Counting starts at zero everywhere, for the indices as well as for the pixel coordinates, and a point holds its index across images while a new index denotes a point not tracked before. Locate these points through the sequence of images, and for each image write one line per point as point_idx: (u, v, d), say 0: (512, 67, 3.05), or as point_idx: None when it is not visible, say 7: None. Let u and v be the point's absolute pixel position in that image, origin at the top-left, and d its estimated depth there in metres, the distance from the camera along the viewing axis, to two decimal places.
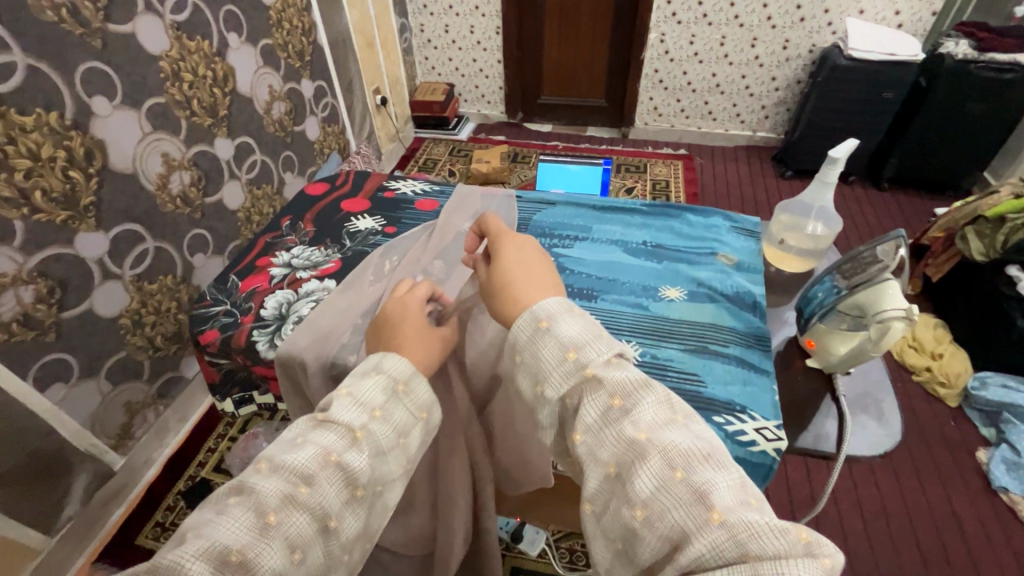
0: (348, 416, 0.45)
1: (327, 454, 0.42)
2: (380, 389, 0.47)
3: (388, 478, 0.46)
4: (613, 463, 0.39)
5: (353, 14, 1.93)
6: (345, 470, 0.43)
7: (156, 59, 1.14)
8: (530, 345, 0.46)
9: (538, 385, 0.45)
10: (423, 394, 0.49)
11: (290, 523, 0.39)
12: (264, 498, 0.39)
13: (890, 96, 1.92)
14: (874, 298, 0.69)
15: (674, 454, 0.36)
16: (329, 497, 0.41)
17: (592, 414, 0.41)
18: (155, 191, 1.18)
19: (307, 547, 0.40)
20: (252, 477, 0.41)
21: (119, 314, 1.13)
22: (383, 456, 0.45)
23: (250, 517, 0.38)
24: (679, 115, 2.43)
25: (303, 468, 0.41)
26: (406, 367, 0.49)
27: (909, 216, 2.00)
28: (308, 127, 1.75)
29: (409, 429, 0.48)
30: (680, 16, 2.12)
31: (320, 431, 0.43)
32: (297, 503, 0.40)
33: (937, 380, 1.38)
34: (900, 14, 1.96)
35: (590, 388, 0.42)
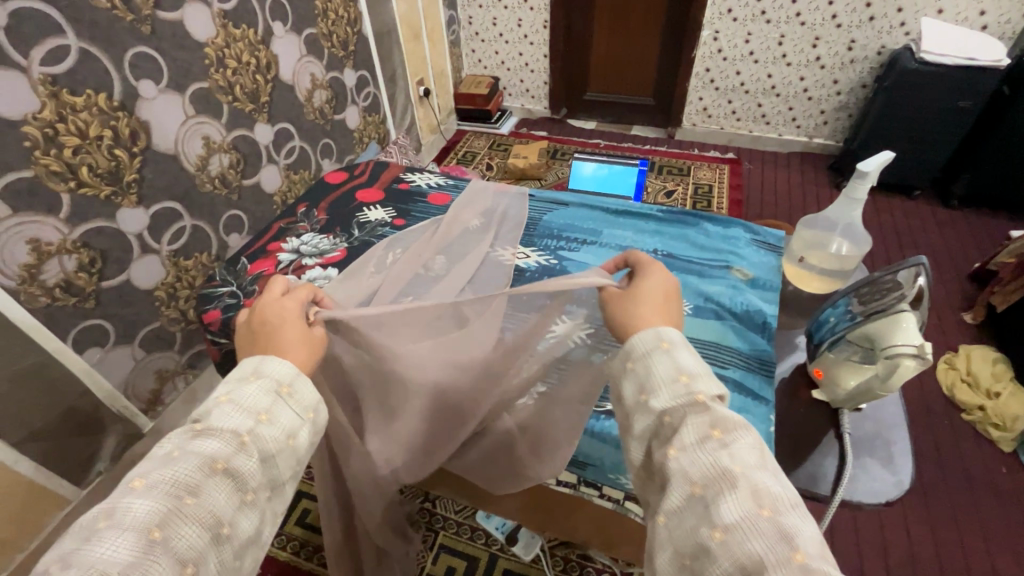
0: (230, 424, 0.44)
1: (214, 462, 0.42)
2: (263, 392, 0.47)
3: (280, 481, 0.47)
4: (697, 484, 0.39)
5: (400, 6, 1.94)
6: (233, 477, 0.43)
7: (202, 47, 1.19)
8: (645, 357, 0.47)
9: (641, 393, 0.46)
10: (308, 394, 0.50)
11: (178, 538, 0.38)
12: (143, 517, 0.38)
13: (966, 106, 1.75)
14: (886, 331, 0.61)
15: (765, 493, 0.36)
16: (218, 505, 0.41)
17: (690, 435, 0.41)
18: (195, 171, 1.24)
19: (202, 560, 0.39)
20: (125, 498, 0.39)
21: (155, 287, 1.20)
22: (273, 459, 0.46)
23: (130, 537, 0.37)
24: (729, 117, 2.32)
25: (186, 478, 0.40)
26: (290, 369, 0.50)
27: (982, 237, 1.82)
28: (348, 116, 1.79)
29: (295, 431, 0.48)
30: (736, 13, 2.02)
31: (201, 439, 0.43)
32: (185, 516, 0.39)
33: (990, 422, 1.25)
34: (986, 14, 1.78)
35: (694, 411, 0.42)
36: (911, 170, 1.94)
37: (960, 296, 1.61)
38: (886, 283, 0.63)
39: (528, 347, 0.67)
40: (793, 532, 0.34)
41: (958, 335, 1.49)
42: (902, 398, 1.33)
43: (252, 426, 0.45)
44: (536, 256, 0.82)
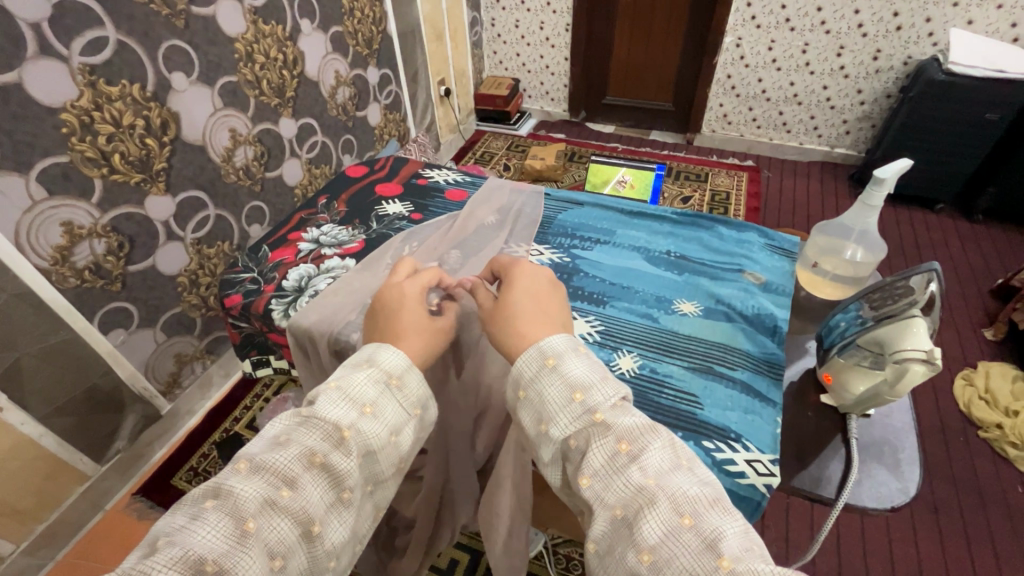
0: (337, 413, 0.46)
1: (311, 455, 0.43)
2: (372, 384, 0.48)
3: (380, 477, 0.48)
4: (619, 508, 0.40)
5: (425, 6, 1.97)
6: (330, 472, 0.43)
7: (232, 42, 1.23)
8: (536, 382, 0.47)
9: (543, 424, 0.46)
10: (416, 388, 0.50)
11: (270, 528, 0.40)
12: (242, 503, 0.39)
13: (993, 118, 1.72)
14: (896, 335, 0.57)
15: (681, 501, 0.37)
16: (313, 499, 0.42)
17: (600, 457, 0.42)
18: (221, 162, 1.27)
19: (289, 554, 0.40)
20: (230, 480, 0.41)
21: (178, 272, 1.24)
22: (372, 455, 0.46)
23: (227, 524, 0.38)
24: (749, 124, 2.30)
25: (285, 469, 0.42)
26: (400, 362, 0.51)
27: (1004, 253, 1.78)
28: (370, 113, 1.82)
29: (398, 426, 0.49)
30: (760, 20, 2.01)
31: (303, 429, 0.44)
32: (277, 507, 0.40)
33: (1007, 440, 1.23)
34: (1017, 26, 1.75)
35: (598, 433, 0.43)
36: (935, 183, 1.91)
37: (980, 312, 1.58)
38: (901, 289, 0.60)
39: None
40: (716, 538, 0.35)
41: (977, 351, 1.47)
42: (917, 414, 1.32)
43: (356, 418, 0.46)
44: (549, 253, 0.82)
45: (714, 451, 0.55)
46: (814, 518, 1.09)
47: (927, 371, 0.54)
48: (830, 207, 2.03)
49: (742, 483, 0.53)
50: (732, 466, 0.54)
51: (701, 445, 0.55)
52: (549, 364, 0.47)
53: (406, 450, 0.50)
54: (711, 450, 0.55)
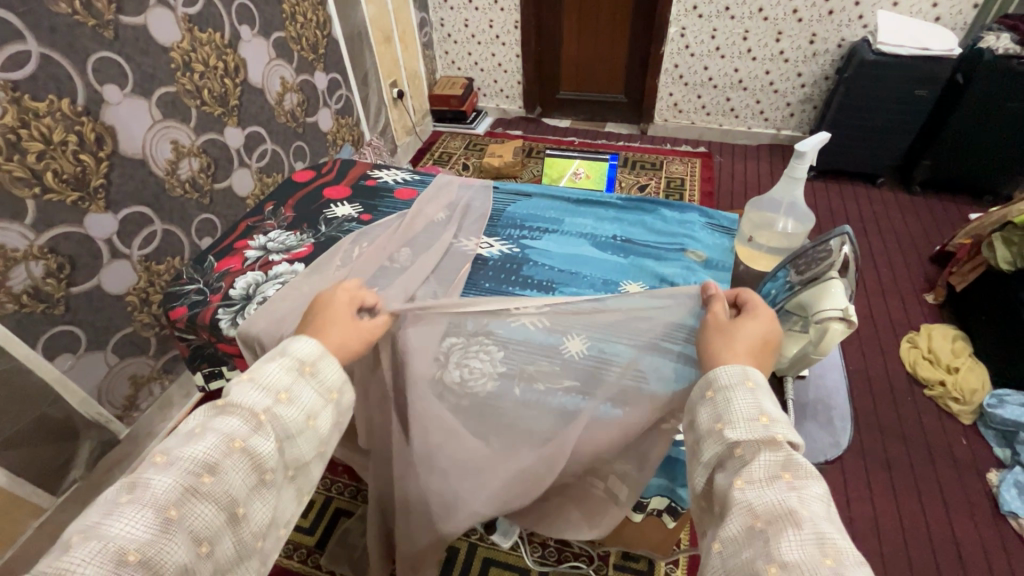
0: (251, 401, 0.46)
1: (230, 440, 0.43)
2: (285, 371, 0.48)
3: (299, 463, 0.48)
4: (759, 519, 0.39)
5: (370, 8, 1.96)
6: (252, 456, 0.43)
7: (167, 51, 1.20)
8: (729, 390, 0.47)
9: (717, 423, 0.46)
10: (331, 374, 0.51)
11: (194, 515, 0.39)
12: (160, 493, 0.39)
13: (922, 94, 1.81)
14: (817, 297, 0.59)
15: (828, 540, 0.36)
16: (235, 483, 0.42)
17: (761, 471, 0.42)
18: (164, 176, 1.24)
19: (215, 539, 0.40)
20: (148, 472, 0.40)
21: (126, 292, 1.20)
22: (292, 439, 0.47)
23: (146, 514, 0.38)
24: (699, 111, 2.37)
25: (204, 458, 0.41)
26: (312, 350, 0.51)
27: (941, 222, 1.88)
28: (321, 118, 1.80)
29: (316, 412, 0.49)
30: (701, 10, 2.06)
31: (222, 416, 0.44)
32: (200, 494, 0.40)
33: (951, 396, 1.30)
34: (938, 6, 1.84)
35: (770, 448, 0.42)
36: (875, 158, 2.00)
37: (922, 278, 1.66)
38: (823, 252, 0.61)
39: (489, 331, 0.67)
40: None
41: (919, 315, 1.55)
42: (868, 378, 1.38)
43: (270, 404, 0.46)
44: (499, 245, 0.83)
45: None
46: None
47: (846, 328, 0.57)
48: (766, 182, 2.14)
49: None
50: None
51: None
52: (751, 386, 0.47)
53: (328, 431, 0.50)
54: None
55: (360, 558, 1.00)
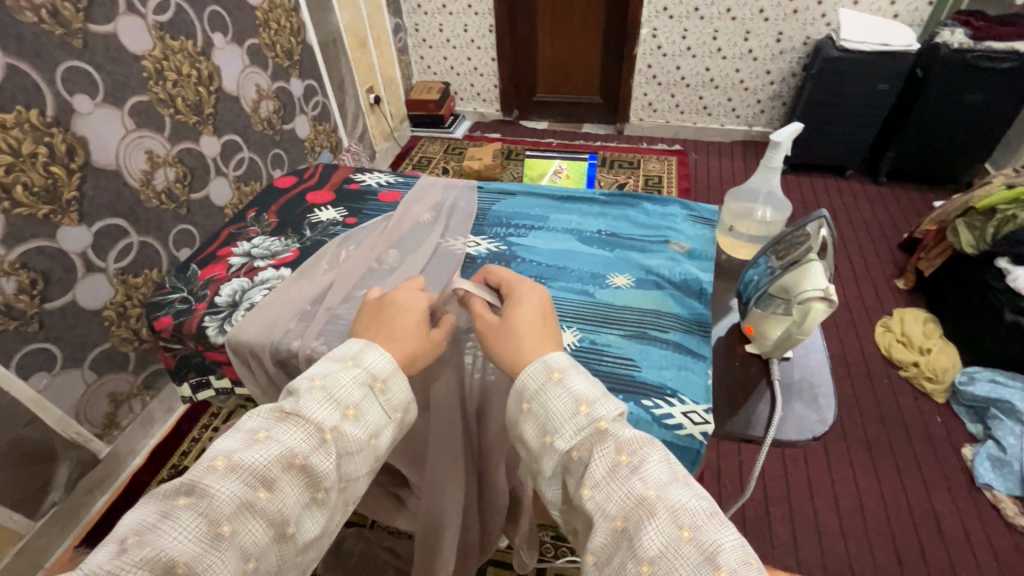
0: (318, 415, 0.45)
1: (292, 456, 0.43)
2: (357, 386, 0.48)
3: (350, 477, 0.47)
4: (619, 518, 0.39)
5: (344, 14, 1.95)
6: (308, 472, 0.43)
7: (139, 59, 1.18)
8: (541, 395, 0.47)
9: (546, 435, 0.46)
10: (399, 393, 0.51)
11: (245, 531, 0.39)
12: (219, 505, 0.39)
13: (884, 88, 1.88)
14: (796, 278, 0.61)
15: (681, 513, 0.38)
16: (289, 500, 0.42)
17: (601, 468, 0.42)
18: (139, 187, 1.21)
19: (262, 556, 0.40)
20: (207, 478, 0.40)
21: (103, 306, 1.17)
22: (349, 456, 0.46)
23: (200, 525, 0.38)
24: (673, 110, 2.41)
25: (264, 471, 0.41)
26: (385, 365, 0.51)
27: (907, 210, 1.96)
28: (298, 125, 1.78)
29: (378, 428, 0.49)
30: (671, 11, 2.11)
31: (286, 428, 0.44)
32: (255, 509, 0.40)
33: (924, 375, 1.35)
34: (895, 4, 1.92)
35: (599, 442, 0.43)
36: (843, 151, 2.07)
37: (892, 265, 1.72)
38: (797, 237, 0.64)
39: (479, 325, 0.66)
40: (715, 550, 0.36)
41: (891, 299, 1.60)
42: (846, 362, 1.43)
43: (338, 421, 0.46)
44: (486, 243, 0.84)
45: (653, 408, 0.59)
46: (767, 484, 1.18)
47: (827, 310, 0.59)
48: (740, 177, 2.19)
49: (681, 434, 0.57)
50: (670, 420, 0.58)
51: (641, 403, 0.59)
52: (556, 379, 0.47)
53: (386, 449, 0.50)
54: (649, 407, 0.58)
55: (356, 566, 0.99)
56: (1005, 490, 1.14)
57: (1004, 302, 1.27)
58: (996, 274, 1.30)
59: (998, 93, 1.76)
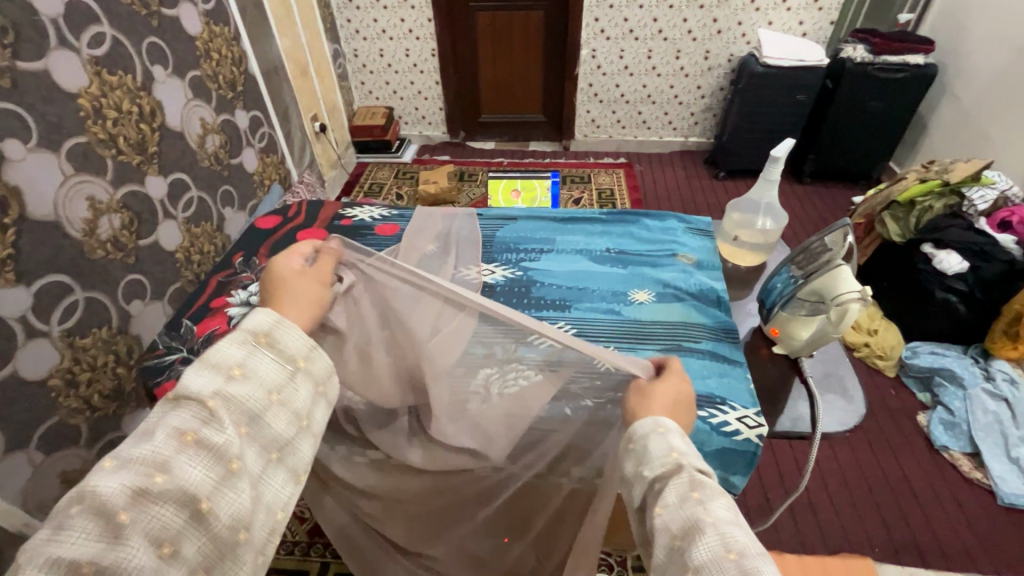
0: (199, 383, 0.42)
1: (182, 434, 0.40)
2: (236, 345, 0.45)
3: (281, 440, 0.45)
4: (678, 536, 0.40)
5: (284, 42, 1.89)
6: (207, 447, 0.40)
7: (74, 98, 1.05)
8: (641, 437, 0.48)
9: (637, 468, 0.47)
10: (290, 340, 0.48)
11: (147, 518, 0.36)
12: (108, 499, 0.36)
13: (803, 99, 2.09)
14: (829, 283, 0.67)
15: (733, 539, 0.38)
16: (193, 478, 0.39)
17: (672, 495, 0.42)
18: (82, 237, 1.07)
19: (179, 539, 0.37)
20: (93, 478, 0.37)
21: (48, 376, 1.00)
22: (259, 419, 0.44)
23: (95, 525, 0.35)
24: (615, 126, 2.53)
25: (154, 456, 0.38)
26: (265, 318, 0.48)
27: (832, 207, 2.17)
28: (245, 159, 1.64)
29: (280, 385, 0.46)
30: (608, 33, 2.22)
31: (171, 410, 0.41)
32: (152, 496, 0.37)
33: (875, 354, 1.48)
34: (804, 24, 2.13)
35: (676, 475, 0.44)
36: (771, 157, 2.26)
37: None
38: (817, 248, 0.71)
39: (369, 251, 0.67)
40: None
41: None
42: None
43: (221, 383, 0.43)
44: (501, 270, 0.84)
45: (709, 418, 0.61)
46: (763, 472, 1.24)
47: (863, 307, 0.65)
48: (686, 185, 2.33)
49: (738, 439, 0.60)
50: (727, 427, 0.60)
51: (696, 414, 0.61)
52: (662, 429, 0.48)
53: (305, 403, 0.47)
54: (706, 417, 0.61)
55: None
56: (959, 448, 1.29)
57: (934, 283, 1.43)
58: (924, 259, 1.45)
59: (898, 100, 2.00)
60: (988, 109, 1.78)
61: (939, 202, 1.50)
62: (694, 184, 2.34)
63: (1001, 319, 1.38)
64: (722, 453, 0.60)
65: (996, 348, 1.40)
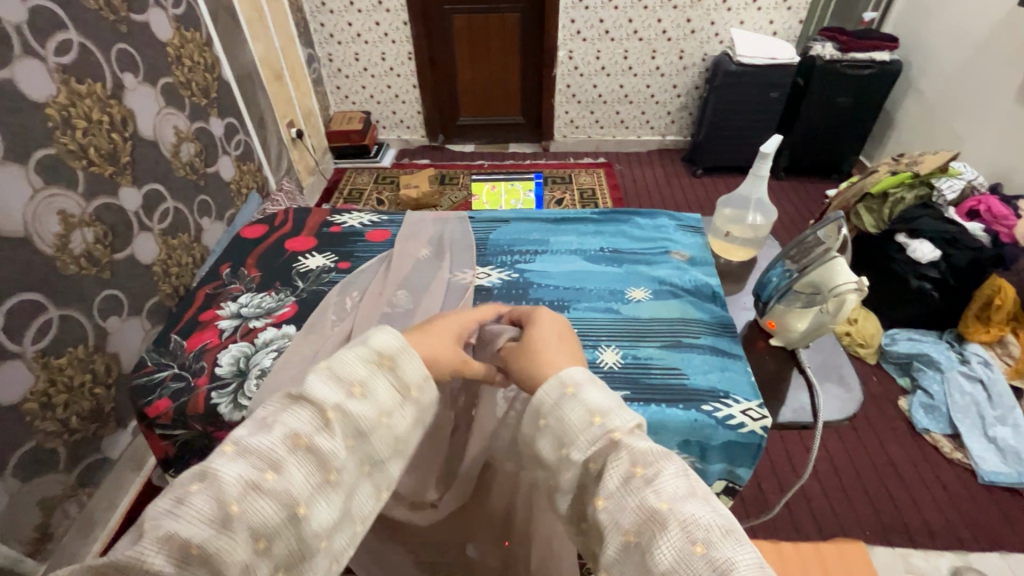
0: (323, 393, 0.39)
1: (296, 436, 0.37)
2: (360, 362, 0.40)
3: (377, 459, 0.40)
4: (630, 531, 0.36)
5: (257, 47, 1.85)
6: (315, 455, 0.37)
7: (41, 107, 1.00)
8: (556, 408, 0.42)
9: (561, 447, 0.41)
10: (413, 370, 0.42)
11: (254, 512, 0.34)
12: (225, 487, 0.34)
13: (776, 96, 2.14)
14: (826, 274, 0.68)
15: (694, 527, 0.33)
16: (297, 483, 0.36)
17: (614, 478, 0.38)
18: (53, 254, 1.01)
19: (272, 536, 0.35)
20: (214, 463, 0.35)
21: (23, 398, 0.95)
22: (365, 437, 0.39)
23: (209, 507, 0.33)
24: (594, 126, 2.55)
25: (268, 451, 0.36)
26: (392, 341, 0.43)
27: (807, 201, 2.23)
28: (222, 167, 1.58)
29: (390, 408, 0.41)
30: (585, 33, 2.24)
31: (287, 410, 0.38)
32: (263, 491, 0.35)
33: (857, 342, 1.52)
34: (774, 23, 2.18)
35: (614, 453, 0.39)
36: (746, 153, 2.31)
37: None
38: (811, 242, 0.74)
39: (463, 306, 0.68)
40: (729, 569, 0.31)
41: None
42: None
43: (342, 398, 0.39)
44: (497, 273, 0.83)
45: (714, 412, 0.62)
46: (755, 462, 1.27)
47: (859, 297, 0.66)
48: (665, 183, 2.37)
49: (743, 432, 0.61)
50: (732, 420, 0.61)
51: (701, 409, 0.62)
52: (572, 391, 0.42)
53: (408, 430, 0.42)
54: (710, 411, 0.62)
55: None
56: (939, 430, 1.33)
57: (908, 271, 1.47)
58: (898, 248, 1.49)
59: (866, 95, 2.07)
60: (952, 103, 1.86)
61: (911, 194, 1.56)
62: (673, 182, 2.38)
63: (973, 304, 1.44)
64: (728, 446, 0.61)
65: (970, 332, 1.45)
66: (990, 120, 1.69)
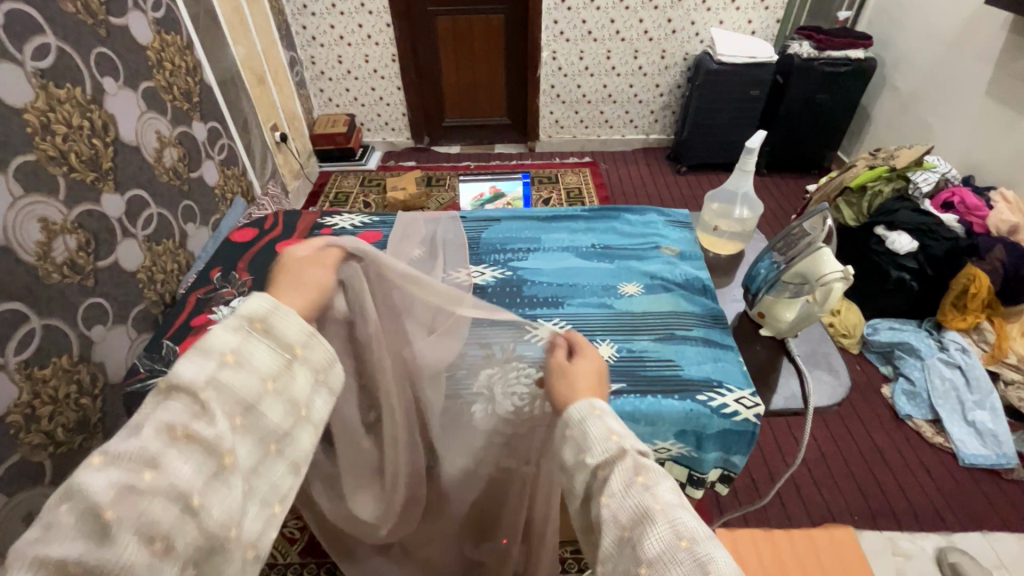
0: (192, 373, 0.35)
1: (171, 428, 0.33)
2: (229, 331, 0.37)
3: (281, 431, 0.38)
4: (626, 527, 0.37)
5: (239, 50, 1.83)
6: (202, 443, 0.33)
7: (20, 113, 0.97)
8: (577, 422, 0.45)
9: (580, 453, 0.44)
10: (289, 327, 0.40)
11: (137, 516, 0.30)
12: (93, 497, 0.29)
13: (756, 94, 2.17)
14: (813, 265, 0.70)
15: (681, 524, 0.35)
16: (184, 475, 0.32)
17: (618, 481, 0.39)
18: (36, 262, 0.98)
19: (171, 537, 0.31)
20: (79, 474, 0.30)
21: (6, 411, 0.92)
22: (254, 410, 0.37)
23: (82, 524, 0.29)
24: (579, 125, 2.57)
25: (142, 450, 0.31)
26: (263, 303, 0.40)
27: (788, 196, 2.27)
28: (205, 172, 1.56)
29: (278, 374, 0.38)
30: (568, 34, 2.26)
31: (162, 403, 0.33)
32: (140, 494, 0.30)
33: (839, 333, 1.56)
34: (752, 23, 2.23)
35: (619, 460, 0.41)
36: (729, 150, 2.35)
37: None
38: (796, 233, 0.76)
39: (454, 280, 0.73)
40: (706, 558, 0.32)
41: None
42: None
43: (215, 369, 0.35)
44: (490, 271, 0.84)
45: (708, 401, 0.63)
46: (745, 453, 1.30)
47: (846, 286, 0.68)
48: (649, 182, 2.39)
49: (737, 420, 0.63)
50: (727, 409, 0.63)
51: (697, 399, 0.63)
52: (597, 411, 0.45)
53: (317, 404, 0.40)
54: (705, 401, 0.63)
55: None
56: (921, 416, 1.37)
57: (889, 263, 1.50)
58: (877, 240, 1.53)
59: (843, 92, 2.12)
60: (926, 99, 1.91)
61: (889, 187, 1.62)
62: (658, 180, 2.41)
63: (950, 292, 1.47)
64: (724, 434, 0.63)
65: (947, 320, 1.49)
66: (962, 116, 1.75)
